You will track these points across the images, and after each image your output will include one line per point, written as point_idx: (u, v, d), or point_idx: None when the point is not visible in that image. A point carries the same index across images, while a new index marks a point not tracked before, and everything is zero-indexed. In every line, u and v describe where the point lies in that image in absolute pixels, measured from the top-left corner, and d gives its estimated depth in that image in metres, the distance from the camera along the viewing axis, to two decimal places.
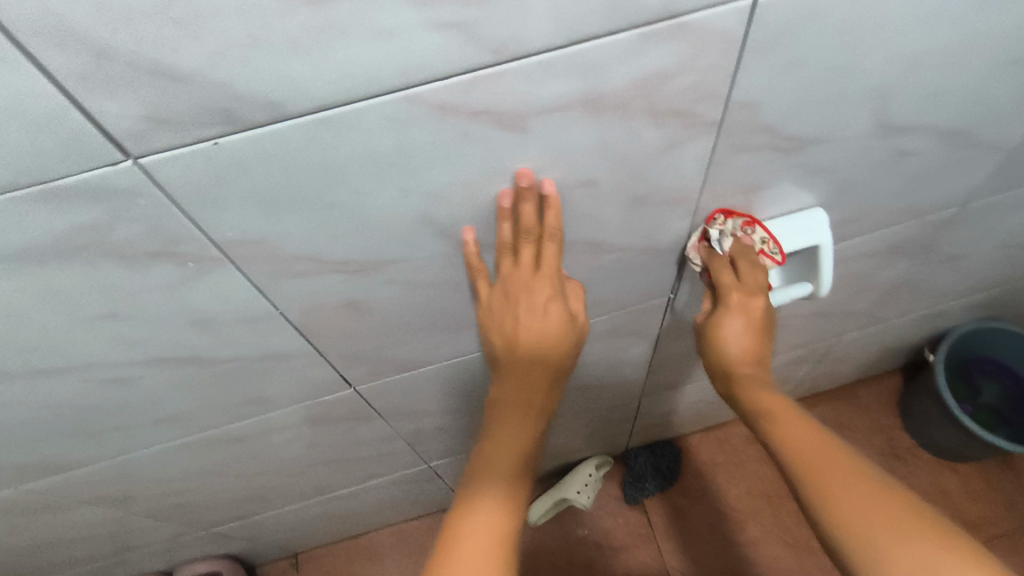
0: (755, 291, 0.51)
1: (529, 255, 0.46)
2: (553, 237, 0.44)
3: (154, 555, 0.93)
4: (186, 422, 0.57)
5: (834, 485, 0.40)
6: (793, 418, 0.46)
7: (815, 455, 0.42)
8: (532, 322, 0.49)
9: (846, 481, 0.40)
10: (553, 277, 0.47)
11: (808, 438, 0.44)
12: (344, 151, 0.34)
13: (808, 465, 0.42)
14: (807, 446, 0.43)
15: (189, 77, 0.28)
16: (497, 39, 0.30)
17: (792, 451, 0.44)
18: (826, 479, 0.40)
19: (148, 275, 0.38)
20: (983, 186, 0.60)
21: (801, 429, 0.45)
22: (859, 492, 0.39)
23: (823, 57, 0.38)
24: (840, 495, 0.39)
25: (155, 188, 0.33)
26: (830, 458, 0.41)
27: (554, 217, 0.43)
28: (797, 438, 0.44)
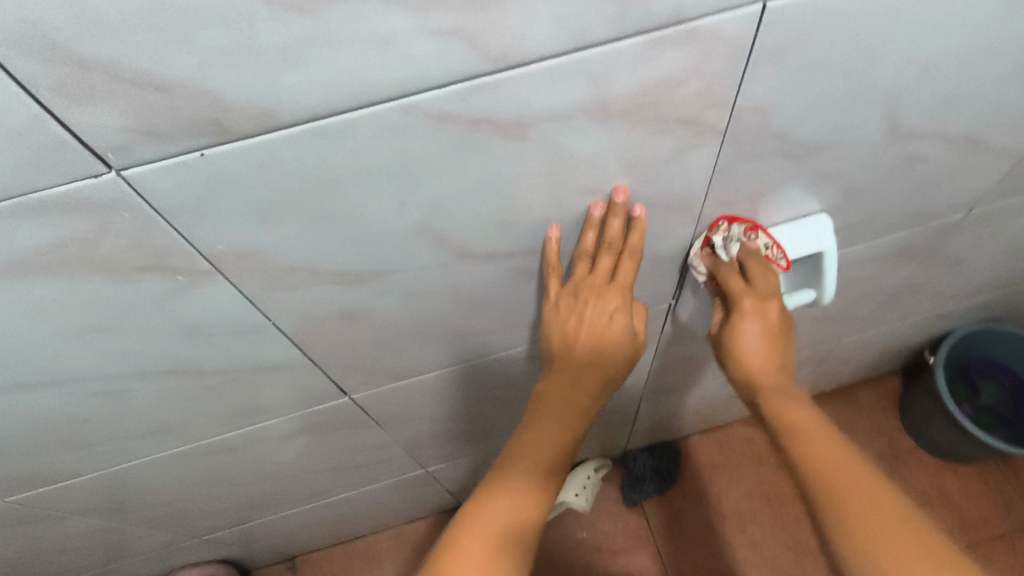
0: (768, 296, 0.50)
1: (603, 263, 0.47)
2: (632, 254, 0.46)
3: (148, 561, 0.92)
4: (178, 433, 0.56)
5: (858, 518, 0.37)
6: (813, 430, 0.43)
7: (840, 479, 0.39)
8: (590, 332, 0.49)
9: (873, 513, 0.37)
10: (624, 289, 0.48)
11: (830, 456, 0.41)
12: (339, 162, 0.33)
13: (830, 488, 0.39)
14: (831, 466, 0.40)
15: (174, 87, 0.26)
16: (499, 47, 0.29)
17: (812, 470, 0.41)
18: (847, 506, 0.38)
19: (136, 288, 0.37)
20: (991, 191, 0.59)
21: (823, 444, 0.42)
22: (886, 529, 0.36)
23: (834, 63, 0.37)
24: (865, 531, 0.36)
25: (141, 200, 0.31)
26: (854, 484, 0.39)
27: (639, 238, 0.45)
28: (816, 454, 0.41)
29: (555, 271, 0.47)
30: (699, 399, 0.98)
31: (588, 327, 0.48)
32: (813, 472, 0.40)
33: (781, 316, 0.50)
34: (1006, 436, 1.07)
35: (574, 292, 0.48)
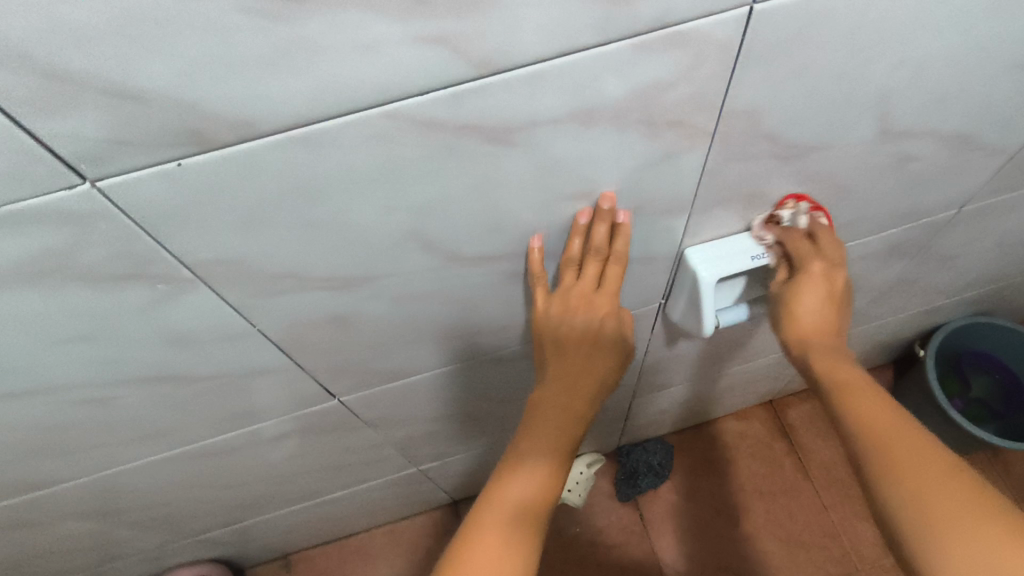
0: (830, 263, 0.52)
1: (591, 271, 0.49)
2: (618, 259, 0.48)
3: (141, 563, 0.91)
4: (167, 438, 0.56)
5: (902, 472, 0.37)
6: (862, 394, 0.44)
7: (884, 435, 0.40)
8: (583, 335, 0.52)
9: (917, 466, 0.37)
10: (611, 295, 0.50)
11: (878, 416, 0.41)
12: (322, 170, 0.32)
13: (876, 437, 0.40)
14: (878, 426, 0.40)
15: (150, 98, 0.26)
16: (484, 51, 0.29)
17: (861, 429, 0.41)
18: (895, 451, 0.38)
19: (119, 297, 0.37)
20: (982, 188, 0.59)
21: (870, 406, 0.42)
22: (932, 482, 0.36)
23: (825, 64, 0.36)
24: (909, 482, 0.37)
25: (119, 211, 0.31)
26: (900, 439, 0.39)
27: (623, 244, 0.47)
28: (865, 415, 0.42)
29: (543, 281, 0.48)
30: (692, 395, 0.99)
31: (581, 329, 0.51)
32: (863, 430, 0.41)
33: (840, 285, 0.53)
34: (995, 428, 1.08)
35: (565, 300, 0.50)
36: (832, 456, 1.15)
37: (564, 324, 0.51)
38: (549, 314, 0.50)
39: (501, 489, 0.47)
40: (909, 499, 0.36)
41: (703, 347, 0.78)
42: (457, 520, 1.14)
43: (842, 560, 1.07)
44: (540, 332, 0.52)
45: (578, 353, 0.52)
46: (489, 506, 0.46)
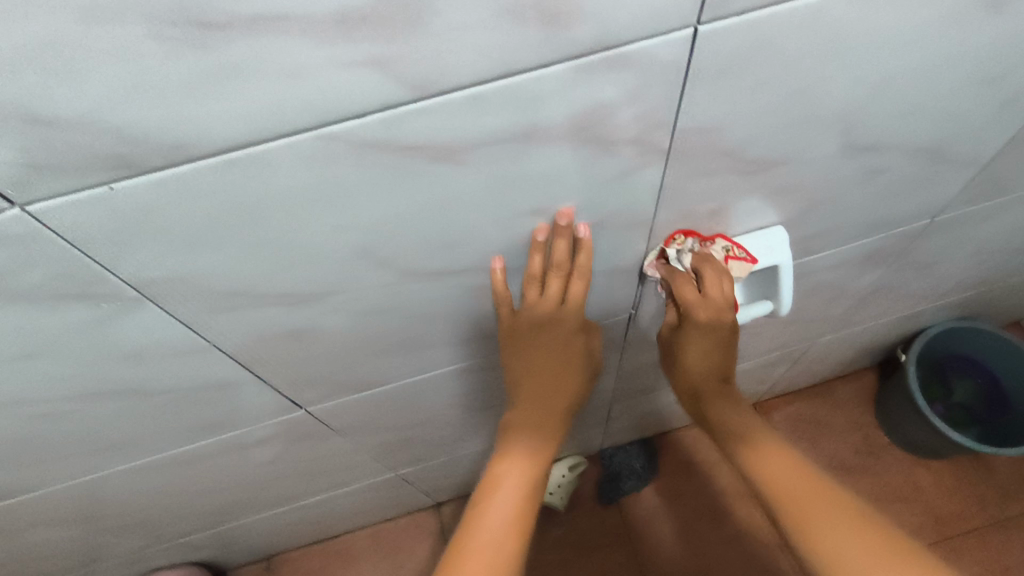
0: (721, 302, 0.50)
1: (552, 290, 0.48)
2: (581, 275, 0.47)
3: (120, 567, 0.91)
4: (130, 449, 0.55)
5: (815, 523, 0.44)
6: (764, 447, 0.50)
7: (793, 492, 0.46)
8: (551, 346, 0.52)
9: (833, 525, 0.43)
10: (576, 309, 0.50)
11: (778, 470, 0.48)
12: (261, 191, 0.32)
13: (791, 499, 0.45)
14: (784, 483, 0.46)
15: (71, 124, 0.25)
16: (419, 75, 0.28)
17: (768, 485, 0.47)
18: (808, 512, 0.44)
19: (62, 316, 0.36)
20: (955, 199, 0.59)
21: (775, 463, 0.48)
22: (853, 546, 0.42)
23: (781, 83, 0.36)
24: (825, 539, 0.43)
25: (52, 234, 0.30)
26: (808, 498, 0.45)
27: (586, 258, 0.46)
28: (766, 470, 0.48)
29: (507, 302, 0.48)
30: (672, 400, 0.98)
31: (548, 341, 0.52)
32: (767, 484, 0.47)
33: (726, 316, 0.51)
34: (978, 433, 1.08)
35: (530, 319, 0.49)
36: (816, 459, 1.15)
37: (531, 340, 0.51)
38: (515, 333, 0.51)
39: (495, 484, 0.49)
40: (828, 554, 0.42)
41: None
42: (440, 521, 1.14)
43: None
44: (506, 349, 0.52)
45: (546, 365, 0.53)
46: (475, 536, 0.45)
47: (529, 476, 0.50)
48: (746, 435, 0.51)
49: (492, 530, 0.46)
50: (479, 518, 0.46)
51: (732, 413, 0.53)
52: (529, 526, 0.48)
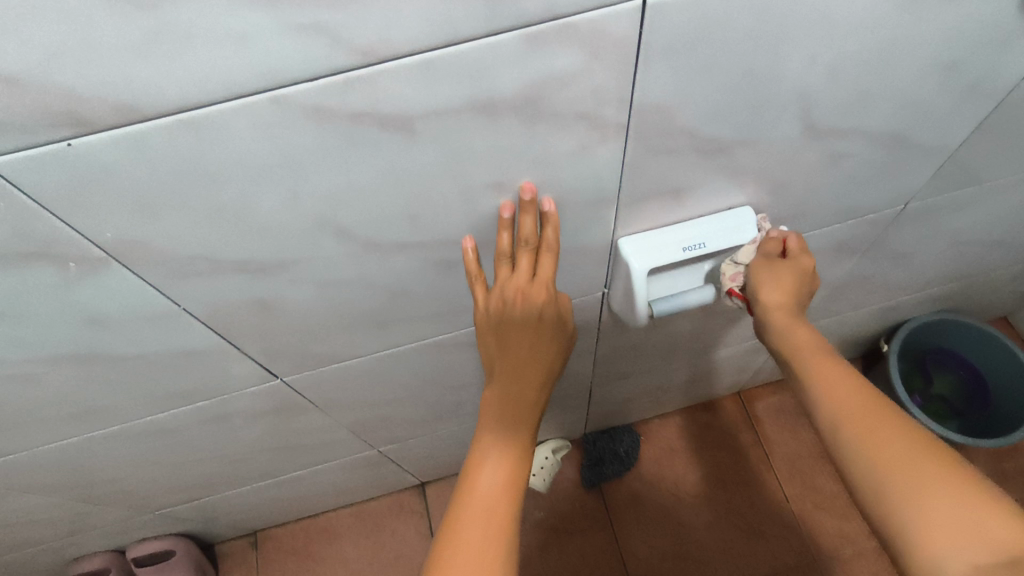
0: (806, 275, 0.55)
1: (523, 266, 0.48)
2: (549, 249, 0.47)
3: (105, 536, 0.93)
4: (107, 415, 0.57)
5: (887, 455, 0.40)
6: (838, 377, 0.46)
7: (863, 419, 0.42)
8: (525, 324, 0.50)
9: (906, 457, 0.39)
10: (548, 285, 0.49)
11: (852, 398, 0.44)
12: (217, 154, 0.33)
13: (847, 414, 0.43)
14: (855, 412, 0.43)
15: (24, 80, 0.26)
16: (365, 41, 0.29)
17: (839, 413, 0.44)
18: (867, 428, 0.42)
19: (29, 276, 0.37)
20: (926, 187, 0.60)
21: (848, 393, 0.44)
22: (909, 461, 0.39)
23: (734, 61, 0.36)
24: (895, 468, 0.39)
25: (16, 191, 0.31)
26: (870, 415, 0.42)
27: (552, 232, 0.46)
28: (836, 398, 0.44)
29: (479, 280, 0.49)
30: (653, 386, 0.99)
31: (521, 320, 0.49)
32: (837, 413, 0.44)
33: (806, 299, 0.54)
34: (957, 427, 1.09)
35: (502, 297, 0.49)
36: (795, 448, 1.16)
37: (503, 320, 0.50)
38: (488, 312, 0.50)
39: (492, 433, 0.50)
40: (894, 487, 0.39)
41: (655, 338, 0.79)
42: (422, 502, 1.16)
43: (800, 551, 1.08)
44: (483, 329, 0.52)
45: (520, 345, 0.50)
46: (467, 503, 0.46)
47: (512, 445, 0.49)
48: (811, 366, 0.47)
49: (483, 498, 0.46)
50: (471, 483, 0.47)
51: (803, 342, 0.49)
52: (519, 489, 0.47)
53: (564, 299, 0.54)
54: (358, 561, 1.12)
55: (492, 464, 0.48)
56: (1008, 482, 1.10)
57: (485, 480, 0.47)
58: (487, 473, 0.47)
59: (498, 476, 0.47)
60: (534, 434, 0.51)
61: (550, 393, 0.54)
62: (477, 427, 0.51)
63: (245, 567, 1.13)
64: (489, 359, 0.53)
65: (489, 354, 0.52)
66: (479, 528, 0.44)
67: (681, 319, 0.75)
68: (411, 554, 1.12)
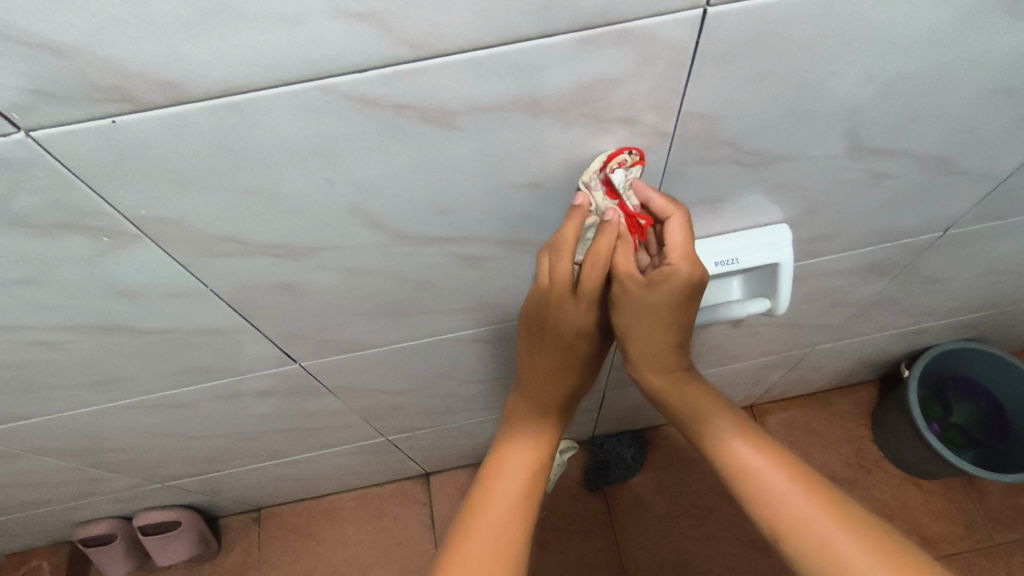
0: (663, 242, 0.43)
1: (590, 267, 0.42)
2: (597, 263, 0.42)
3: (114, 502, 0.94)
4: (126, 385, 0.57)
5: (803, 529, 0.42)
6: (745, 451, 0.46)
7: (761, 472, 0.45)
8: (557, 347, 0.49)
9: (802, 506, 0.43)
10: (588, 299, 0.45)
11: (766, 476, 0.45)
12: (256, 138, 0.32)
13: (749, 476, 0.45)
14: (763, 472, 0.45)
15: (71, 53, 0.26)
16: (416, 33, 0.28)
17: (736, 470, 0.46)
18: (763, 482, 0.44)
19: (62, 245, 0.37)
20: (967, 213, 0.58)
21: (751, 454, 0.46)
22: (812, 512, 0.42)
23: (786, 74, 0.35)
24: (798, 516, 0.42)
25: (54, 161, 0.31)
26: (771, 478, 0.44)
27: (607, 241, 0.42)
28: (754, 480, 0.45)
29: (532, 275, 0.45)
30: None
31: (556, 336, 0.49)
32: (737, 475, 0.46)
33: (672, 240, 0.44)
34: (972, 457, 1.07)
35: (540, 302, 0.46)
36: None
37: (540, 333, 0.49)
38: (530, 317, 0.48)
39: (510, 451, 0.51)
40: (805, 538, 0.42)
41: None
42: (425, 492, 1.16)
43: None
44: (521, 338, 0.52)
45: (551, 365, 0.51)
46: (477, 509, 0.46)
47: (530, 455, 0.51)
48: (715, 435, 0.48)
49: (496, 515, 0.46)
50: (486, 493, 0.48)
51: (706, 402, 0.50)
52: (533, 503, 0.48)
53: None
54: (358, 544, 1.13)
55: (509, 479, 0.49)
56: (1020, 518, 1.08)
57: (503, 493, 0.48)
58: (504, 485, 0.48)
59: (514, 491, 0.48)
60: (552, 447, 0.53)
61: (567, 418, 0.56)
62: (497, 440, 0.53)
63: (247, 542, 1.14)
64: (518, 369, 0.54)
65: (520, 368, 0.54)
66: (489, 541, 0.44)
67: (701, 329, 0.74)
68: (410, 542, 1.12)
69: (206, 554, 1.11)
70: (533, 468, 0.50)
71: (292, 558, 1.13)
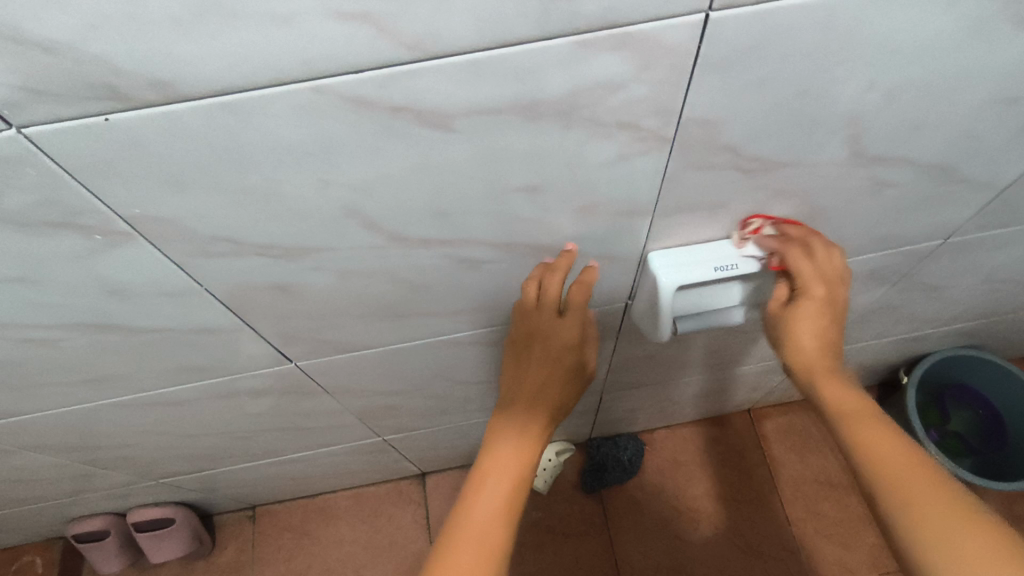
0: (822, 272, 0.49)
1: (577, 286, 0.50)
2: (582, 285, 0.50)
3: (108, 498, 0.94)
4: (120, 383, 0.57)
5: (919, 510, 0.39)
6: (886, 440, 0.44)
7: (890, 460, 0.42)
8: (543, 361, 0.52)
9: (927, 495, 0.39)
10: (576, 320, 0.51)
11: (900, 464, 0.42)
12: (251, 138, 0.32)
13: (876, 461, 0.43)
14: (890, 460, 0.42)
15: (62, 50, 0.26)
16: (413, 35, 0.28)
17: (865, 455, 0.44)
18: (891, 468, 0.42)
19: (55, 244, 0.37)
20: (968, 221, 0.58)
21: (883, 441, 0.44)
22: (935, 504, 0.39)
23: (788, 81, 0.35)
24: (919, 506, 0.39)
25: (45, 158, 0.31)
26: (901, 464, 0.42)
27: (588, 275, 0.50)
28: (872, 449, 0.43)
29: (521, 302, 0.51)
30: (662, 397, 0.98)
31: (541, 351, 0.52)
32: (865, 459, 0.43)
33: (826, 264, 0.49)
34: (970, 465, 1.07)
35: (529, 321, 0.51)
36: (802, 471, 1.14)
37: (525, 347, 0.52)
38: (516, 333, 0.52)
39: (492, 457, 0.50)
40: (919, 526, 0.38)
41: (672, 350, 0.78)
42: (421, 492, 1.16)
43: None
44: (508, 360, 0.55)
45: (536, 378, 0.53)
46: (462, 525, 0.45)
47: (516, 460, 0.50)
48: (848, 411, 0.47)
49: (479, 521, 0.45)
50: (471, 499, 0.47)
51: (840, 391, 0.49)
52: (516, 511, 0.47)
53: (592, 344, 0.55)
54: (353, 544, 1.13)
55: (494, 487, 0.48)
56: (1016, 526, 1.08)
57: (487, 499, 0.47)
58: (487, 495, 0.47)
59: (496, 500, 0.47)
60: (539, 454, 0.52)
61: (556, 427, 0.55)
62: (483, 442, 0.52)
63: (241, 540, 1.14)
64: (504, 385, 0.55)
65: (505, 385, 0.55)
66: (471, 550, 0.44)
67: (700, 335, 0.73)
68: (405, 542, 1.12)
69: (200, 551, 1.11)
70: (518, 476, 0.49)
71: (287, 557, 1.12)
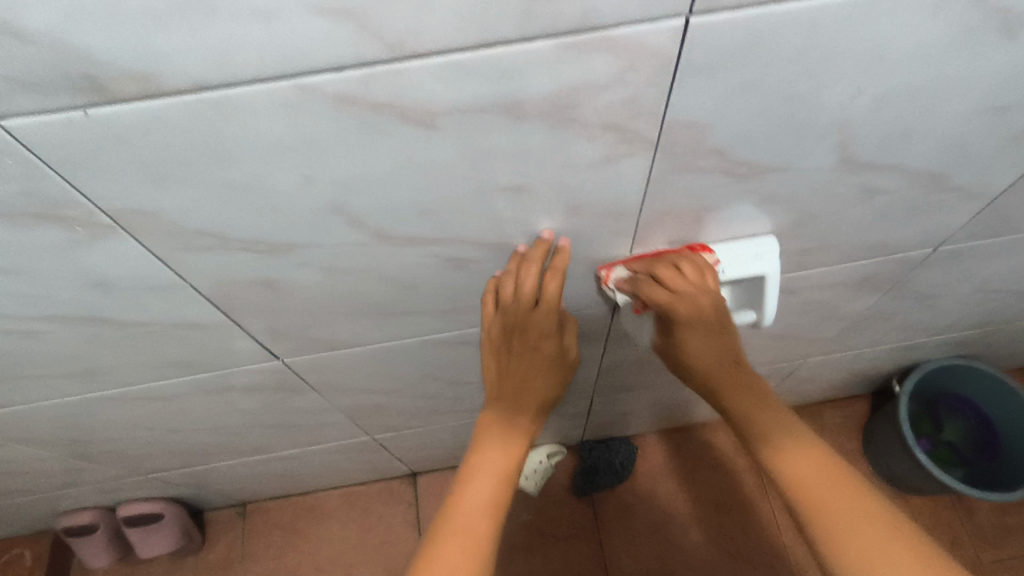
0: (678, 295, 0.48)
1: (551, 275, 0.47)
2: (557, 275, 0.47)
3: (97, 493, 0.94)
4: (106, 377, 0.57)
5: (845, 537, 0.46)
6: (814, 472, 0.48)
7: (821, 491, 0.48)
8: (522, 354, 0.51)
9: (854, 520, 0.46)
10: (551, 312, 0.49)
11: (825, 492, 0.48)
12: (233, 134, 0.32)
13: (805, 492, 0.48)
14: (820, 490, 0.48)
15: (39, 39, 0.26)
16: (395, 33, 0.28)
17: (796, 485, 0.49)
18: (825, 500, 0.47)
19: (36, 235, 0.37)
20: (960, 230, 0.57)
21: (810, 469, 0.49)
22: (863, 529, 0.45)
23: (774, 85, 0.35)
24: (846, 532, 0.46)
25: (25, 149, 0.31)
26: (829, 496, 0.47)
27: (562, 259, 0.46)
28: (802, 478, 0.49)
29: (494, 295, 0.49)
30: (654, 401, 0.98)
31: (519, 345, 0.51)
32: (797, 490, 0.48)
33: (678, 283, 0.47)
34: (962, 475, 1.06)
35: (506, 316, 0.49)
36: None
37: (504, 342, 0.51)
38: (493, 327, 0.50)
39: (477, 457, 0.49)
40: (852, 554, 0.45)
41: None
42: (412, 492, 1.15)
43: None
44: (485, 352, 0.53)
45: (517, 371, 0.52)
46: (451, 521, 0.45)
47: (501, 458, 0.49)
48: (772, 435, 0.51)
49: (467, 518, 0.46)
50: (457, 496, 0.47)
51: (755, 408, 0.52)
52: (503, 506, 0.48)
53: (570, 327, 0.54)
54: (342, 542, 1.12)
55: (480, 485, 0.48)
56: (1007, 536, 1.07)
57: (476, 495, 0.47)
58: (474, 492, 0.47)
59: (484, 496, 0.47)
60: (524, 448, 0.52)
61: (542, 420, 0.55)
62: (471, 443, 0.51)
63: (230, 536, 1.14)
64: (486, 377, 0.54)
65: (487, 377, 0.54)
66: (458, 547, 0.44)
67: None
68: (395, 542, 1.12)
69: (189, 547, 1.11)
70: (504, 472, 0.49)
71: (276, 554, 1.12)
